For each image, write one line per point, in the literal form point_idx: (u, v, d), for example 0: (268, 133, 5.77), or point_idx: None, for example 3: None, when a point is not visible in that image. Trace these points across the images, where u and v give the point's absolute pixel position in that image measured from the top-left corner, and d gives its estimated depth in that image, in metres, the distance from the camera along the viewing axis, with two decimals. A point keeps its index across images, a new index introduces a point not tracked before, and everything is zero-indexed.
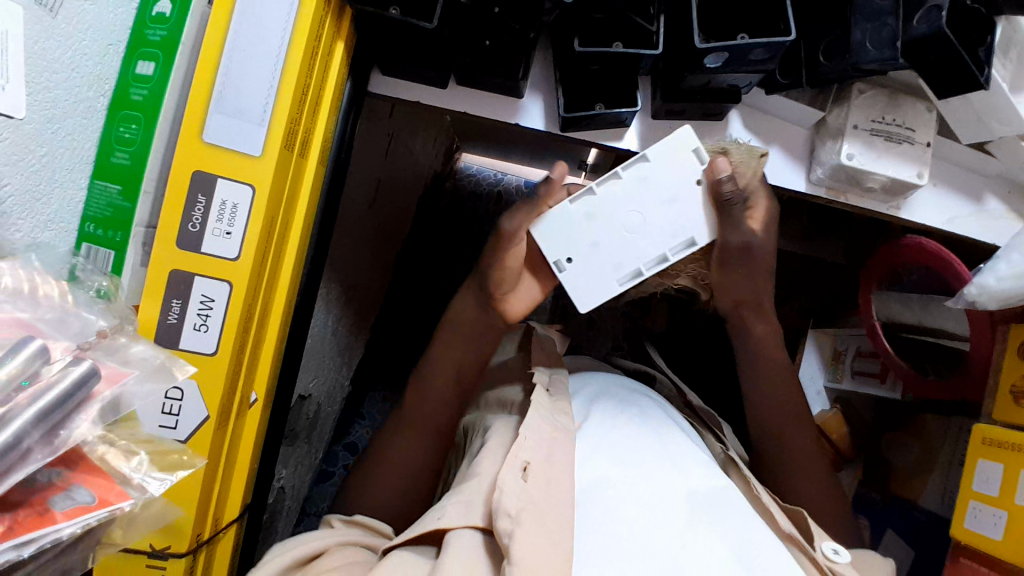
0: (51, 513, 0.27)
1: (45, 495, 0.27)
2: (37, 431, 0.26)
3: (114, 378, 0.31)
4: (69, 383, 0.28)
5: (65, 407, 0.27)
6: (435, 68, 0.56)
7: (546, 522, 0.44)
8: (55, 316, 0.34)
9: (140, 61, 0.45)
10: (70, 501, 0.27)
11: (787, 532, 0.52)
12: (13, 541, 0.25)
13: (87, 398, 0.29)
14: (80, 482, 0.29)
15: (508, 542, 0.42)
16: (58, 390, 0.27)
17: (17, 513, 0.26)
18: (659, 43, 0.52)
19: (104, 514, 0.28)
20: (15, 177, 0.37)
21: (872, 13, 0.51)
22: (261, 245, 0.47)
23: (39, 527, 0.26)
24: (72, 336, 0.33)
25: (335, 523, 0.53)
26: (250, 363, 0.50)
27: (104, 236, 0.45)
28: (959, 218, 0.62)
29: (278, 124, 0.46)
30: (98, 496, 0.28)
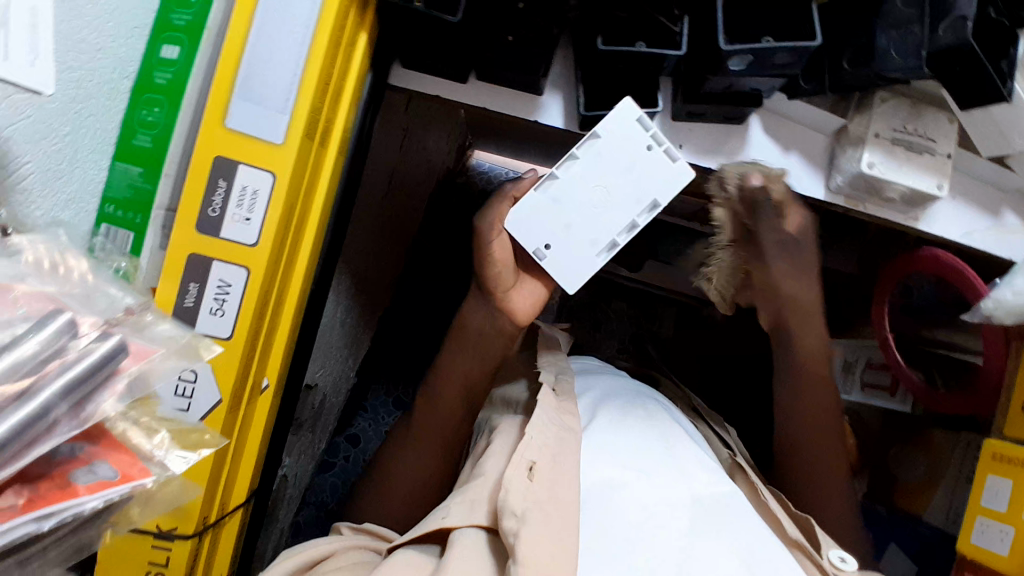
0: (73, 486, 0.27)
1: (67, 469, 0.27)
2: (65, 403, 0.26)
3: (141, 355, 0.31)
4: (98, 356, 0.28)
5: (94, 379, 0.27)
6: (455, 62, 0.56)
7: (554, 522, 0.44)
8: (82, 293, 0.34)
9: (165, 44, 0.46)
10: (93, 476, 0.27)
11: (794, 539, 0.53)
12: (37, 512, 0.25)
13: (113, 374, 0.29)
14: (104, 459, 0.29)
15: (514, 541, 0.42)
16: (84, 363, 0.27)
17: (39, 486, 0.26)
18: (682, 43, 0.52)
19: (126, 490, 0.28)
20: (39, 154, 0.37)
21: (897, 21, 0.50)
22: (280, 231, 0.47)
23: (62, 500, 0.26)
24: (97, 312, 0.33)
25: (343, 530, 0.53)
26: (264, 348, 0.50)
27: (122, 217, 0.45)
28: (977, 231, 0.62)
29: (301, 111, 0.46)
30: (121, 472, 0.28)
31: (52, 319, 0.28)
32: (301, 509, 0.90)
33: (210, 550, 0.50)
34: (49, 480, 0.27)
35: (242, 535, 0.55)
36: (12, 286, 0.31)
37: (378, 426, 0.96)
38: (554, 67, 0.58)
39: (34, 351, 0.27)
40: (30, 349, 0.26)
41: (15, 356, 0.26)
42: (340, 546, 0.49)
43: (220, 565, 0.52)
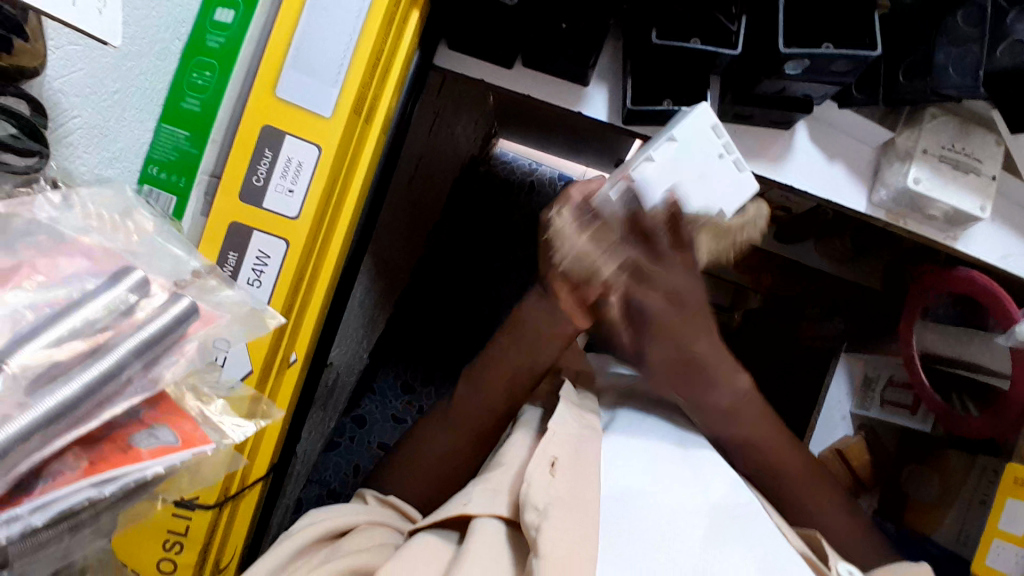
0: (135, 450, 0.28)
1: (128, 432, 0.29)
2: (137, 363, 0.28)
3: (208, 320, 0.33)
4: (168, 320, 0.30)
5: (164, 341, 0.29)
6: (504, 46, 0.55)
7: (577, 520, 0.43)
8: (144, 252, 0.35)
9: (219, 7, 0.44)
10: (154, 441, 0.29)
11: (804, 553, 0.51)
12: (96, 478, 0.26)
13: (182, 338, 0.31)
14: (162, 423, 0.30)
15: (536, 536, 0.41)
16: (158, 324, 0.29)
17: (100, 449, 0.27)
18: (738, 43, 0.50)
19: (187, 456, 0.30)
20: (87, 109, 0.36)
21: (957, 38, 0.50)
22: (321, 205, 0.47)
23: (122, 465, 0.27)
24: (165, 272, 0.35)
25: (369, 498, 0.54)
26: (296, 322, 0.49)
27: (166, 180, 0.44)
28: (1014, 256, 0.61)
29: (351, 87, 0.46)
30: (181, 438, 0.30)
31: (125, 278, 0.30)
32: (305, 486, 0.91)
33: (228, 522, 0.50)
34: (111, 443, 0.28)
35: (258, 510, 0.55)
36: (77, 240, 0.33)
37: (385, 409, 0.98)
38: (602, 58, 0.58)
39: (105, 311, 0.28)
40: (98, 306, 0.28)
41: (84, 312, 0.28)
42: (365, 519, 0.49)
43: (235, 540, 0.52)
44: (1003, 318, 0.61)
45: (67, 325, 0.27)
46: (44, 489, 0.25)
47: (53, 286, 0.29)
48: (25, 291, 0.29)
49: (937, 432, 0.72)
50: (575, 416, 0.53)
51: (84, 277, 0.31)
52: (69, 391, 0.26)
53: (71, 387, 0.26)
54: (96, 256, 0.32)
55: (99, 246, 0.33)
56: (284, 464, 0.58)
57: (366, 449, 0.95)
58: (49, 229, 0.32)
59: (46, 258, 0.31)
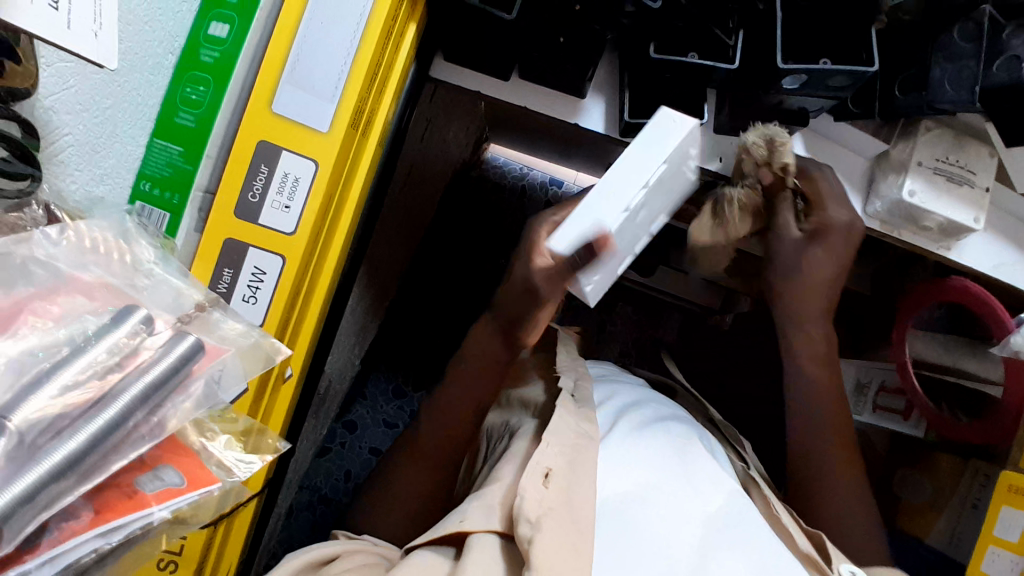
0: (140, 495, 0.28)
1: (133, 478, 0.28)
2: (141, 411, 0.28)
3: (214, 354, 0.33)
4: (176, 357, 0.29)
5: (170, 382, 0.29)
6: (501, 58, 0.54)
7: (568, 526, 0.43)
8: (149, 283, 0.35)
9: (214, 21, 0.44)
10: (160, 483, 0.29)
11: (805, 552, 0.51)
12: (101, 529, 0.26)
13: (188, 376, 0.30)
14: (168, 464, 0.30)
15: (529, 547, 0.41)
16: (164, 364, 0.29)
17: (107, 496, 0.27)
18: (735, 57, 0.51)
19: (194, 497, 0.30)
20: (78, 126, 0.36)
21: (952, 54, 0.50)
22: (318, 220, 0.47)
23: (131, 513, 0.27)
24: (166, 308, 0.35)
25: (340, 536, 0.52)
26: (293, 334, 0.49)
27: (159, 197, 0.43)
28: (1006, 265, 0.61)
29: (348, 102, 0.45)
30: (186, 479, 0.30)
31: (134, 313, 0.30)
32: (298, 492, 0.90)
33: (223, 540, 0.49)
34: (116, 490, 0.28)
35: (253, 526, 0.54)
36: (75, 276, 0.32)
37: (377, 414, 0.97)
38: (599, 71, 0.58)
39: (111, 351, 0.28)
40: (106, 349, 0.28)
41: (90, 358, 0.27)
42: (344, 549, 0.48)
43: (230, 559, 0.50)
44: (998, 326, 0.61)
45: (78, 368, 0.27)
46: (52, 543, 0.25)
47: (57, 329, 0.29)
48: (29, 332, 0.28)
49: (930, 437, 0.73)
50: (572, 424, 0.53)
51: (85, 314, 0.30)
52: (78, 440, 0.25)
53: (79, 438, 0.25)
54: (96, 295, 0.32)
55: (99, 282, 0.33)
56: (278, 478, 0.57)
57: (358, 455, 0.94)
58: (48, 267, 0.31)
59: (47, 297, 0.30)
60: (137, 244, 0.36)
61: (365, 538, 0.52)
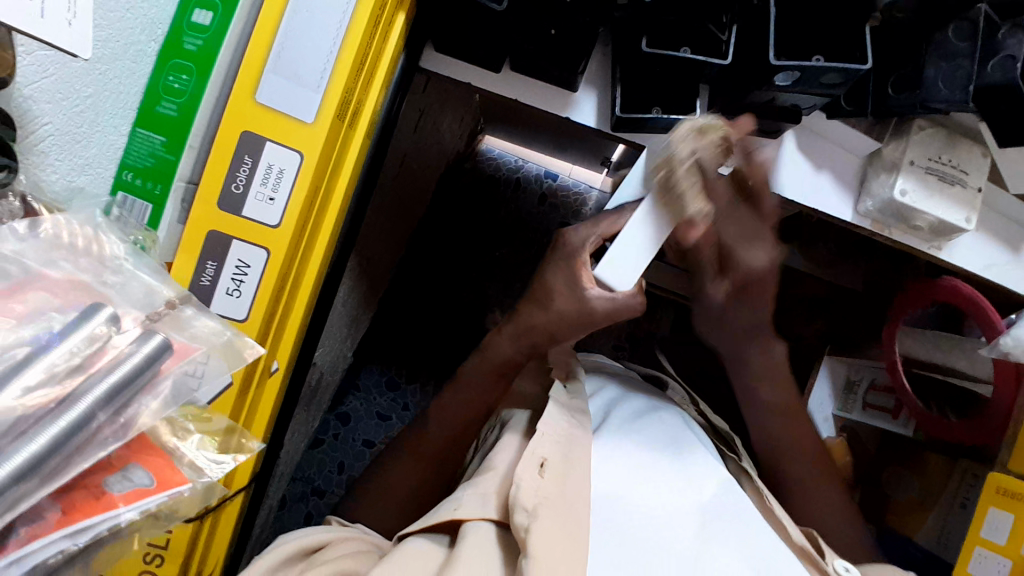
0: (107, 495, 0.28)
1: (101, 478, 0.28)
2: (104, 412, 0.27)
3: (182, 355, 0.31)
4: (139, 360, 0.28)
5: (138, 381, 0.28)
6: (492, 50, 0.54)
7: (564, 518, 0.42)
8: (118, 280, 0.34)
9: (198, 9, 0.43)
10: (128, 483, 0.29)
11: (800, 546, 0.51)
12: (69, 529, 0.26)
13: (155, 376, 0.30)
14: (138, 464, 0.30)
15: (525, 537, 0.40)
16: (128, 365, 0.28)
17: (74, 497, 0.27)
18: (727, 53, 0.50)
19: (161, 498, 0.29)
20: (58, 116, 0.35)
21: (947, 53, 0.50)
22: (304, 212, 0.46)
23: (95, 514, 0.27)
24: (137, 304, 0.34)
25: (333, 520, 0.52)
26: (279, 329, 0.48)
27: (141, 187, 0.42)
28: (997, 265, 0.61)
29: (334, 93, 0.45)
30: (156, 479, 0.30)
31: (98, 311, 0.29)
32: (290, 484, 0.91)
33: (210, 534, 0.49)
34: (83, 490, 0.28)
35: (240, 521, 0.54)
36: (46, 273, 0.31)
37: (370, 406, 0.97)
38: (590, 65, 0.57)
39: (78, 349, 0.27)
40: (72, 345, 0.27)
41: (53, 356, 0.27)
42: (337, 535, 0.48)
43: (217, 553, 0.50)
44: (987, 327, 0.61)
45: (42, 365, 0.26)
46: (20, 543, 0.25)
47: (21, 327, 0.28)
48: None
49: (920, 436, 0.72)
50: (564, 413, 0.51)
51: (50, 312, 0.29)
52: (37, 444, 0.25)
53: (39, 440, 0.25)
54: (60, 291, 0.31)
55: (67, 278, 0.32)
56: (266, 471, 0.57)
57: (351, 447, 0.95)
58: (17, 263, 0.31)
59: (17, 292, 0.30)
60: (105, 242, 0.35)
61: (358, 525, 0.52)
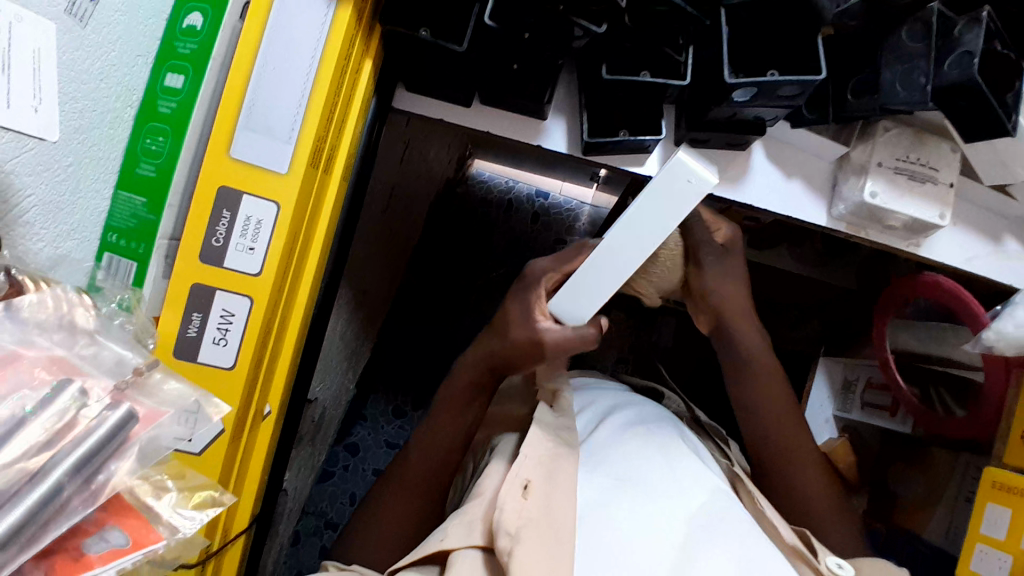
0: (86, 557, 0.29)
1: (78, 541, 0.29)
2: (73, 483, 0.28)
3: (150, 419, 0.33)
4: (108, 428, 0.30)
5: (104, 451, 0.30)
6: (460, 87, 0.55)
7: (549, 542, 0.42)
8: (90, 349, 0.34)
9: (169, 73, 0.45)
10: (104, 544, 0.30)
11: (792, 546, 0.51)
12: None
13: (125, 441, 0.31)
14: (115, 524, 0.31)
15: (508, 560, 0.41)
16: (95, 437, 0.30)
17: (53, 561, 0.28)
18: (687, 73, 0.52)
19: (138, 556, 0.30)
20: (40, 186, 0.37)
21: (904, 55, 0.51)
22: (283, 259, 0.48)
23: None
24: (109, 372, 0.34)
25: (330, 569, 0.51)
26: (268, 372, 0.50)
27: (126, 247, 0.45)
28: (978, 258, 0.62)
29: (306, 143, 0.46)
30: (132, 539, 0.30)
31: (64, 387, 0.30)
32: (302, 518, 0.92)
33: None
34: (63, 554, 0.29)
35: (243, 564, 0.55)
36: (21, 353, 0.31)
37: (379, 435, 0.98)
38: (558, 93, 0.58)
39: (50, 425, 0.29)
40: (47, 419, 0.29)
41: (24, 436, 0.28)
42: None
43: None
44: (971, 320, 0.62)
45: (19, 443, 0.28)
46: None
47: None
48: None
49: (918, 432, 0.72)
50: (548, 433, 0.52)
51: (23, 390, 0.30)
52: (15, 515, 0.26)
53: (14, 513, 0.26)
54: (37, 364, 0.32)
55: (39, 357, 0.32)
56: (268, 512, 0.58)
57: (361, 477, 0.95)
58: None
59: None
60: (75, 313, 0.35)
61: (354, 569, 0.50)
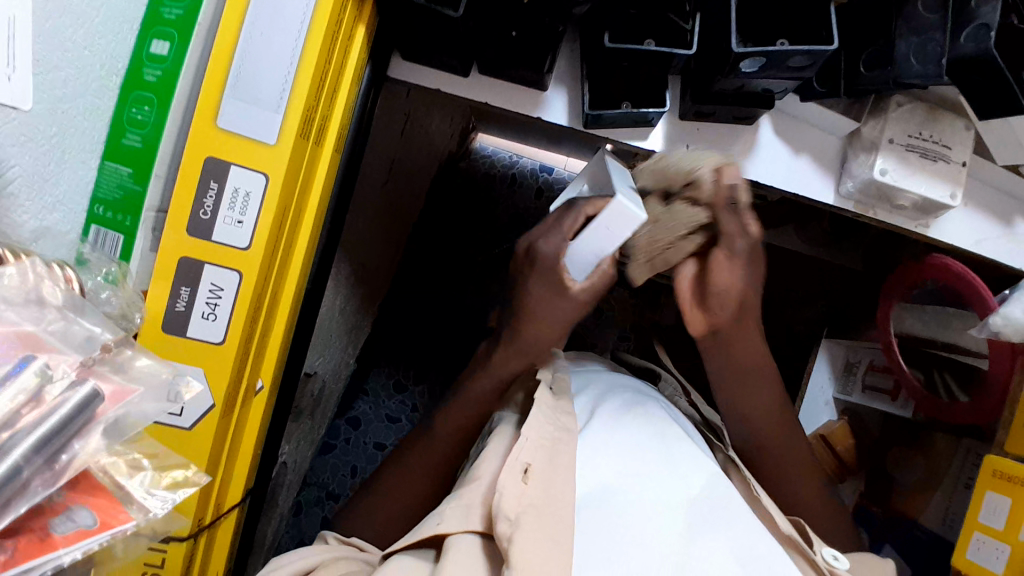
0: (52, 537, 0.28)
1: (46, 519, 0.29)
2: (38, 460, 0.28)
3: (118, 397, 0.32)
4: (72, 407, 0.29)
5: (69, 428, 0.29)
6: (459, 56, 0.53)
7: (547, 527, 0.42)
8: (59, 326, 0.33)
9: (155, 40, 0.44)
10: (71, 524, 0.29)
11: (786, 534, 0.51)
12: (17, 568, 0.27)
13: (90, 420, 0.31)
14: (82, 504, 0.30)
15: (508, 547, 0.40)
16: (58, 415, 0.28)
17: (19, 538, 0.28)
18: (693, 42, 0.49)
19: (105, 537, 0.30)
20: (25, 157, 0.36)
21: (918, 26, 0.49)
22: (273, 233, 0.46)
23: (40, 555, 0.27)
24: (77, 348, 0.33)
25: (329, 540, 0.52)
26: (259, 347, 0.50)
27: (114, 219, 0.44)
28: (988, 240, 0.60)
29: (295, 112, 0.45)
30: (100, 519, 0.30)
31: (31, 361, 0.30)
32: (303, 490, 0.93)
33: (207, 549, 0.50)
34: (29, 534, 0.28)
35: (238, 536, 0.55)
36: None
37: (379, 409, 0.98)
38: (559, 62, 0.56)
39: (14, 399, 0.28)
40: (10, 395, 0.28)
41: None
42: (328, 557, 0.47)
43: (215, 567, 0.52)
44: (979, 304, 0.61)
45: None
46: None
47: None
48: None
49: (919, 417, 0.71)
50: (548, 416, 0.51)
51: None
52: None
53: None
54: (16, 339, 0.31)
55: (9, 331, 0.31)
56: (263, 485, 0.58)
57: (363, 450, 0.96)
58: None
59: None
60: (43, 287, 0.34)
61: (354, 543, 0.51)
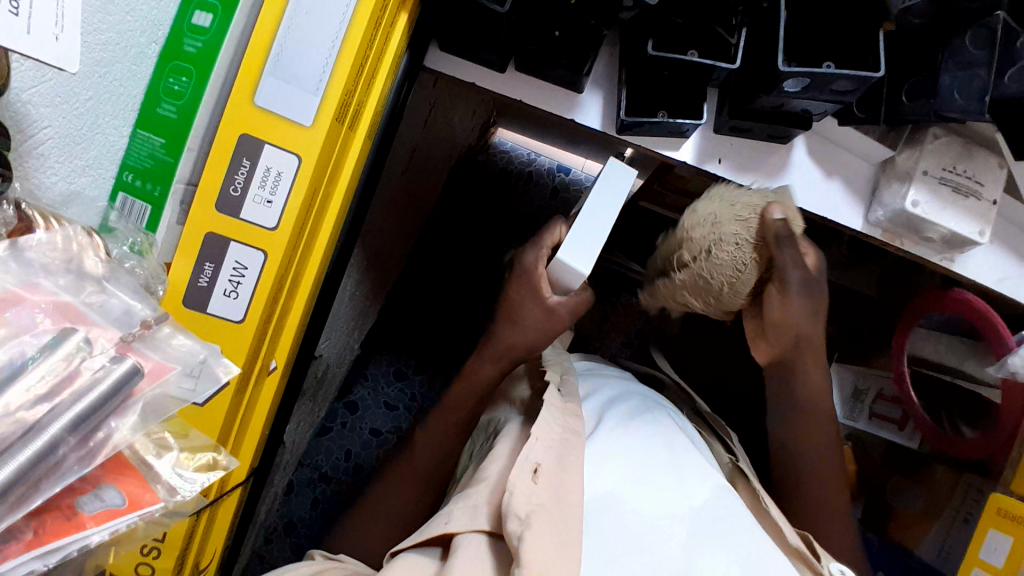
0: (80, 516, 0.28)
1: (74, 498, 0.29)
2: (72, 438, 0.28)
3: (157, 374, 0.32)
4: (110, 384, 0.29)
5: (108, 405, 0.29)
6: (497, 51, 0.52)
7: (558, 526, 0.41)
8: (98, 299, 0.33)
9: (197, 10, 0.43)
10: (100, 503, 0.29)
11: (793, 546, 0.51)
12: (40, 550, 0.27)
13: (128, 397, 0.30)
14: (111, 483, 0.30)
15: (517, 546, 0.40)
16: (98, 391, 0.29)
17: (43, 519, 0.28)
18: (738, 56, 0.49)
19: (133, 517, 0.30)
20: (57, 118, 0.35)
21: (964, 61, 0.48)
22: (301, 215, 0.46)
23: (67, 535, 0.28)
24: (115, 321, 0.33)
25: (317, 558, 0.51)
26: (276, 329, 0.49)
27: (142, 188, 0.43)
28: (1010, 279, 0.60)
29: (334, 96, 0.44)
30: (128, 498, 0.30)
31: (66, 337, 0.29)
32: (297, 470, 0.93)
33: (207, 527, 0.50)
34: (56, 513, 0.28)
35: (238, 513, 0.55)
36: (24, 296, 0.30)
37: (378, 396, 0.98)
38: (597, 66, 0.56)
39: (50, 373, 0.28)
40: (46, 369, 0.28)
41: (25, 384, 0.28)
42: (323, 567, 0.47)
43: (214, 543, 0.52)
44: (998, 343, 0.61)
45: (18, 392, 0.27)
46: None
47: None
48: None
49: (925, 448, 0.72)
50: (556, 418, 0.50)
51: (21, 334, 0.29)
52: (8, 469, 0.25)
53: (10, 465, 0.25)
54: (54, 310, 0.31)
55: (48, 300, 0.31)
56: (265, 464, 0.58)
57: (359, 435, 0.96)
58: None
59: None
60: (84, 257, 0.34)
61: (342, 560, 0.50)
